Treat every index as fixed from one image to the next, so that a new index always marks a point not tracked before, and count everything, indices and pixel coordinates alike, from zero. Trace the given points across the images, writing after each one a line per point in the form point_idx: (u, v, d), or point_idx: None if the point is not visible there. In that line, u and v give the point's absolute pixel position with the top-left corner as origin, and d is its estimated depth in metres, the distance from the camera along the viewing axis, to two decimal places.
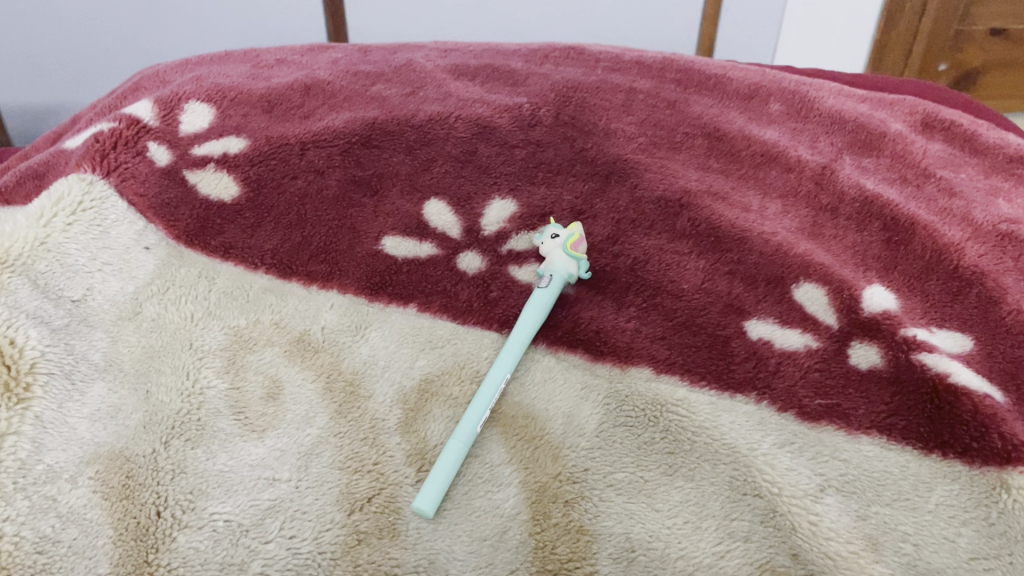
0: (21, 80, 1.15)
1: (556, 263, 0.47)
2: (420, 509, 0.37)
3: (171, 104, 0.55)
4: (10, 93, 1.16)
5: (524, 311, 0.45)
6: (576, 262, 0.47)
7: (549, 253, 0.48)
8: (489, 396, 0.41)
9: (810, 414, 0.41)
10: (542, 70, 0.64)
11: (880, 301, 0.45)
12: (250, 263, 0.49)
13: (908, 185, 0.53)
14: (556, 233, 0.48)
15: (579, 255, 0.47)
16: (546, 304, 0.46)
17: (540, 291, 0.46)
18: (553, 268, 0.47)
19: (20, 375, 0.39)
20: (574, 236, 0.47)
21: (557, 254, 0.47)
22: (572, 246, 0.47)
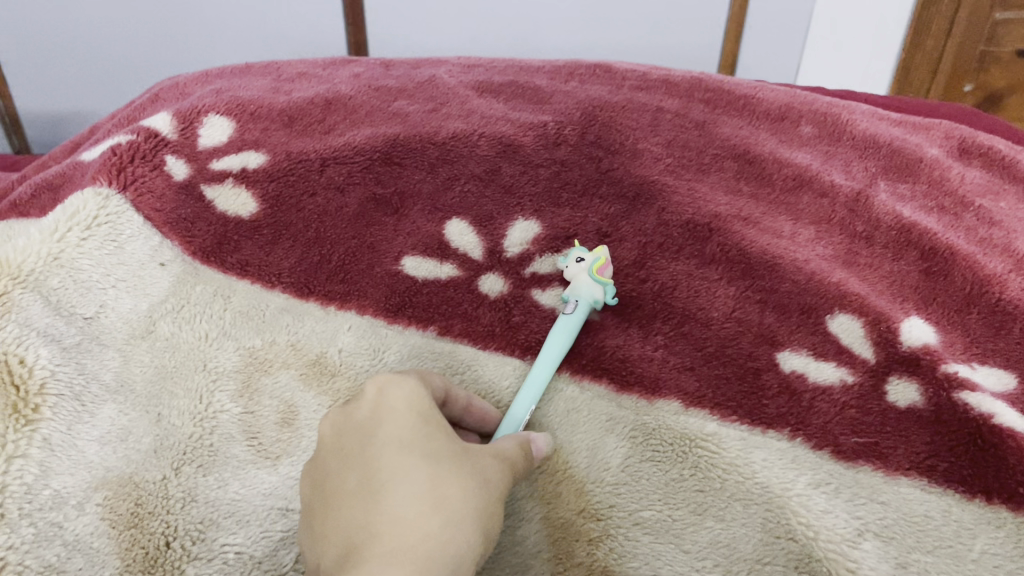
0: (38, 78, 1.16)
1: (581, 290, 0.45)
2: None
3: (189, 117, 0.54)
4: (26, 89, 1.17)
5: (553, 335, 0.44)
6: (602, 287, 0.45)
7: (573, 278, 0.46)
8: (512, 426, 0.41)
9: (845, 453, 0.39)
10: (566, 87, 0.63)
11: (918, 334, 0.43)
12: (267, 281, 0.48)
13: (945, 213, 0.52)
14: (580, 257, 0.46)
15: (605, 279, 0.45)
16: (572, 328, 0.44)
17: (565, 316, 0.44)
18: (577, 295, 0.45)
19: (29, 396, 0.37)
20: (599, 260, 0.46)
21: (582, 280, 0.45)
22: (598, 271, 0.45)
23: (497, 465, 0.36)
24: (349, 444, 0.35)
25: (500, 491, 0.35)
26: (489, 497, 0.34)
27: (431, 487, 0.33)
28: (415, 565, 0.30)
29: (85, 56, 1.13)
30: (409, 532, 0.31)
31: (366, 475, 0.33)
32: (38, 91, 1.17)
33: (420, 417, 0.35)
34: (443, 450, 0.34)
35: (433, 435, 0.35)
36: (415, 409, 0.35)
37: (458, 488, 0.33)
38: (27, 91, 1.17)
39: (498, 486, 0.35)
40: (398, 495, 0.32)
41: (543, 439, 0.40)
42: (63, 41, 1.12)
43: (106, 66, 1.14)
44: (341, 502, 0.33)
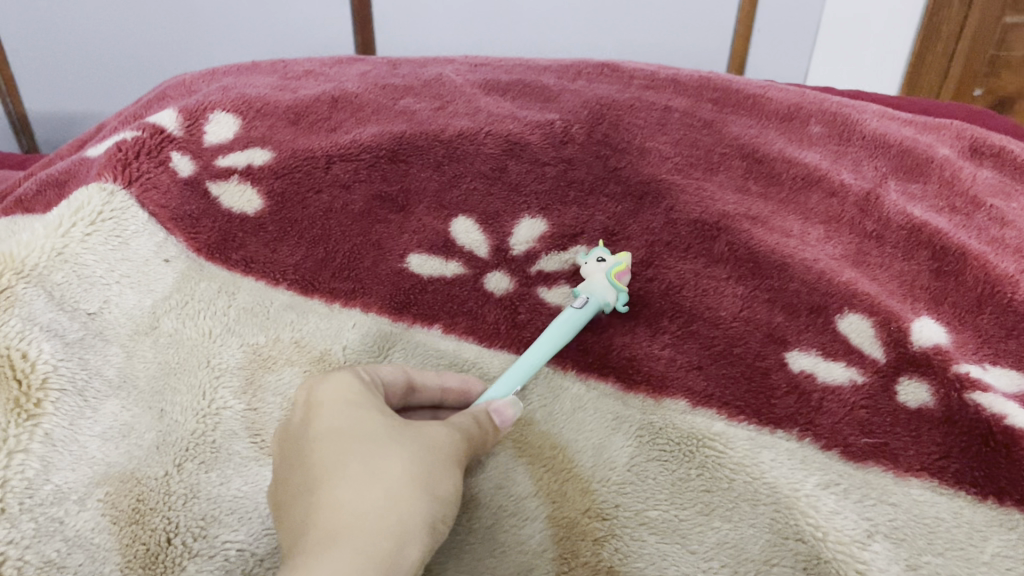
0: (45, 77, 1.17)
1: (599, 293, 0.44)
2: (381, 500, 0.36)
3: (196, 114, 0.53)
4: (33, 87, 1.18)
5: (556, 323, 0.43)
6: (619, 294, 0.45)
7: (590, 275, 0.45)
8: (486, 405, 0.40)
9: (855, 453, 0.39)
10: (574, 86, 0.62)
11: (929, 334, 0.43)
12: (272, 278, 0.47)
13: (956, 214, 0.51)
14: (602, 257, 0.46)
15: (623, 286, 0.45)
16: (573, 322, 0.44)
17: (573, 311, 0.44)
18: (595, 298, 0.44)
19: (31, 390, 0.37)
20: (622, 266, 0.45)
21: (601, 283, 0.44)
22: (617, 274, 0.45)
23: (446, 436, 0.35)
24: (287, 449, 0.35)
25: (451, 458, 0.35)
26: (434, 466, 0.33)
27: (366, 464, 0.32)
28: (353, 540, 0.29)
29: (98, 56, 1.14)
30: (344, 509, 0.30)
31: (303, 471, 0.33)
32: (51, 91, 1.18)
33: (352, 405, 0.35)
34: (380, 428, 0.34)
35: (368, 418, 0.34)
36: (345, 398, 0.35)
37: (396, 460, 0.32)
38: (41, 91, 1.18)
39: (448, 456, 0.35)
40: (334, 476, 0.32)
41: (508, 407, 0.39)
42: (76, 41, 1.13)
43: (117, 67, 1.16)
44: (284, 504, 0.33)
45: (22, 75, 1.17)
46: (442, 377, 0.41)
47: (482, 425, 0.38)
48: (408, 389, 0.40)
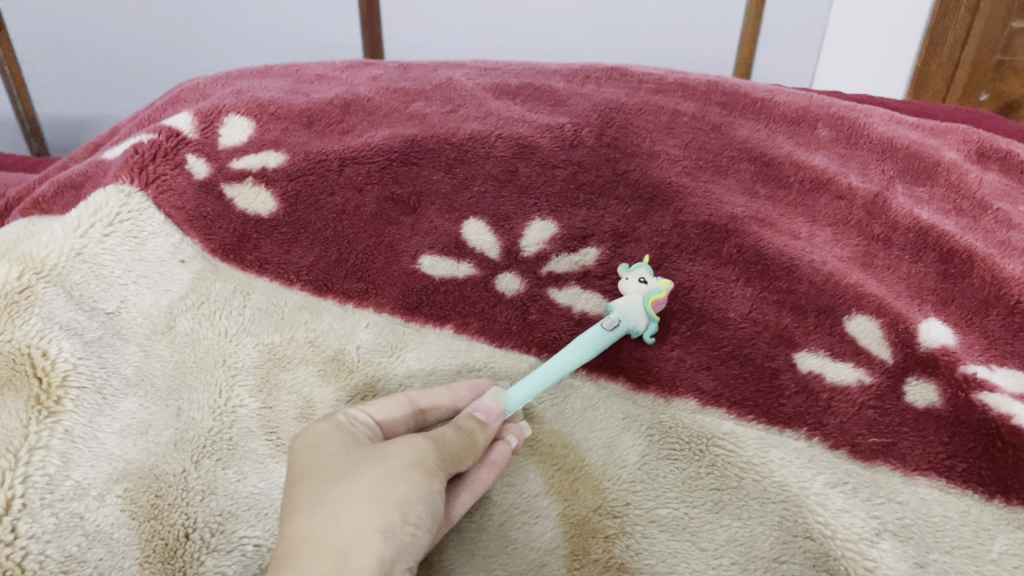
0: (56, 79, 1.20)
1: (631, 312, 0.44)
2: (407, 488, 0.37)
3: (210, 117, 0.54)
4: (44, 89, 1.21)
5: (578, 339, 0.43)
6: (649, 319, 0.44)
7: (628, 293, 0.44)
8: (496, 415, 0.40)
9: (863, 452, 0.40)
10: (583, 90, 0.63)
11: (936, 336, 0.44)
12: (286, 279, 0.48)
13: (963, 217, 0.52)
14: (644, 279, 0.45)
15: (654, 313, 0.44)
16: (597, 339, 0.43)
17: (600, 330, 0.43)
18: (626, 314, 0.44)
19: (51, 388, 0.38)
20: (661, 294, 0.44)
21: (638, 304, 0.44)
22: (654, 302, 0.44)
23: (414, 445, 0.36)
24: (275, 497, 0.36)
25: (417, 465, 0.35)
26: (395, 476, 0.34)
27: (321, 495, 0.33)
28: (299, 561, 0.30)
29: (115, 60, 1.18)
30: (296, 539, 0.31)
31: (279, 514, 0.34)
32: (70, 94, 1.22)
33: (319, 441, 0.36)
34: (342, 459, 0.35)
35: (330, 450, 0.35)
36: (314, 438, 0.36)
37: (352, 484, 0.33)
38: (60, 94, 1.22)
39: (415, 463, 0.35)
40: (295, 512, 0.33)
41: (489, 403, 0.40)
42: (96, 44, 1.17)
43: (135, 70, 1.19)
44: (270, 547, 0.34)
45: (43, 78, 1.21)
46: (451, 391, 0.41)
47: (466, 432, 0.38)
48: (417, 414, 0.40)
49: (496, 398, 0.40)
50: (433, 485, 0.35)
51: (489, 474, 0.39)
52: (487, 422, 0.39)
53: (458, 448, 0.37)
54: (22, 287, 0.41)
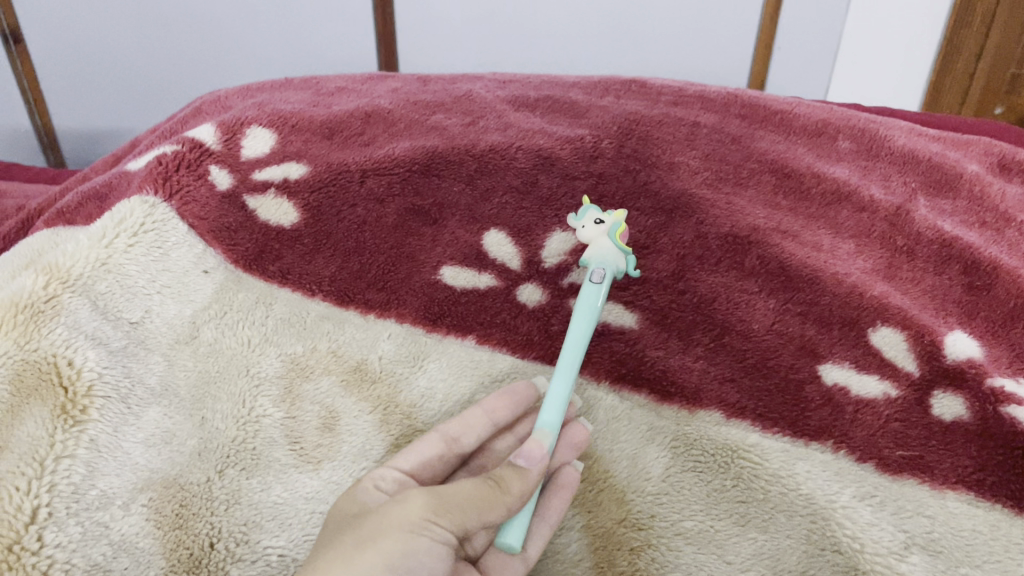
0: (75, 87, 1.24)
1: (608, 250, 0.45)
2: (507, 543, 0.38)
3: (233, 129, 0.54)
4: (63, 98, 1.25)
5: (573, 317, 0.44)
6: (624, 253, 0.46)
7: (593, 240, 0.46)
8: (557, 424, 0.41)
9: (891, 466, 0.40)
10: (603, 102, 0.63)
11: (962, 348, 0.43)
12: (308, 289, 0.48)
13: (986, 229, 0.52)
14: (600, 219, 0.46)
15: (625, 247, 0.46)
16: (597, 298, 0.44)
17: (591, 286, 0.44)
18: (604, 256, 0.45)
19: (77, 397, 0.38)
20: (622, 226, 0.46)
21: (606, 240, 0.45)
22: (619, 237, 0.45)
23: (412, 498, 0.36)
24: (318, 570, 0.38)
25: (410, 518, 0.35)
26: (376, 533, 0.35)
27: (314, 559, 0.34)
28: None
29: (135, 71, 1.21)
30: None
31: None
32: (95, 102, 1.25)
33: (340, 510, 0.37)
34: (343, 524, 0.36)
35: (339, 518, 0.36)
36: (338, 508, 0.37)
37: (340, 546, 0.34)
38: (86, 102, 1.25)
39: (409, 523, 0.35)
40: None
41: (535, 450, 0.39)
42: (118, 56, 1.19)
43: (153, 83, 1.22)
44: None
45: (67, 88, 1.24)
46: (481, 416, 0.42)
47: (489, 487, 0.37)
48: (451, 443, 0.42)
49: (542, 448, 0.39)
50: (425, 541, 0.35)
51: (562, 499, 0.40)
52: (527, 468, 0.38)
53: (470, 501, 0.36)
54: (48, 296, 0.41)
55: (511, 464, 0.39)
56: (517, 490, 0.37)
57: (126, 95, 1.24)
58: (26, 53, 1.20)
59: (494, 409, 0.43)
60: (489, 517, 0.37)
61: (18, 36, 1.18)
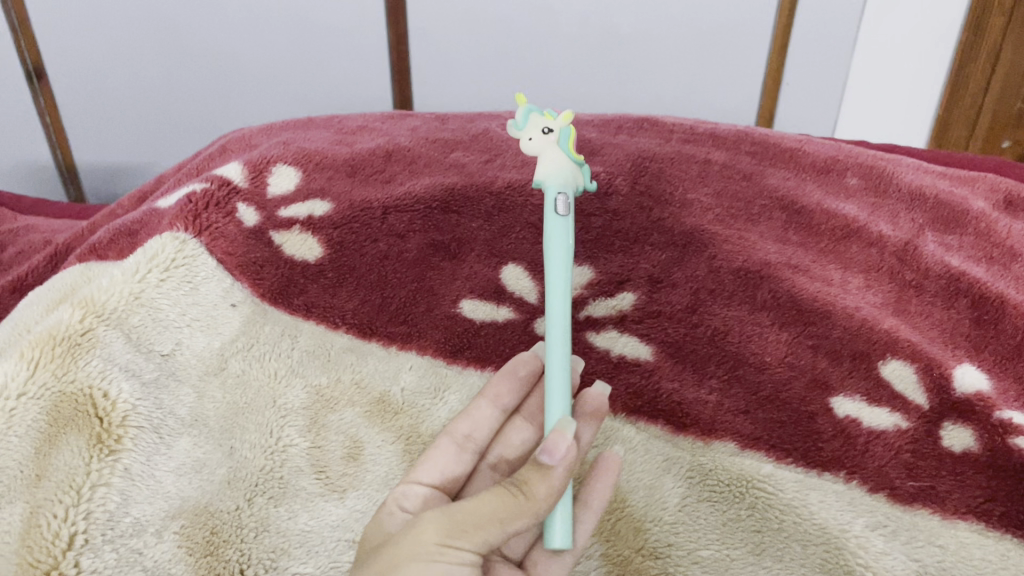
0: (97, 125, 1.27)
1: (564, 162, 0.45)
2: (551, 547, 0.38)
3: (260, 167, 0.56)
4: (86, 134, 1.28)
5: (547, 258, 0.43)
6: (574, 162, 0.46)
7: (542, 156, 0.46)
8: (568, 385, 0.41)
9: (902, 496, 0.41)
10: (616, 140, 0.65)
11: (971, 381, 0.44)
12: (332, 322, 0.50)
13: (993, 264, 0.53)
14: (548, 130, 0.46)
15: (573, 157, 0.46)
16: (565, 229, 0.43)
17: (557, 217, 0.43)
18: (562, 170, 0.45)
19: (112, 427, 0.40)
20: (571, 133, 0.46)
21: (558, 151, 0.46)
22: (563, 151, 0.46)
23: (424, 524, 0.35)
24: None
25: (427, 544, 0.35)
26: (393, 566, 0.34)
27: None
28: None
29: (157, 109, 1.24)
30: None
31: None
32: (117, 138, 1.28)
33: (365, 555, 0.37)
34: (365, 567, 0.35)
35: (363, 563, 0.36)
36: (363, 551, 0.37)
37: None
38: (109, 138, 1.28)
39: (424, 549, 0.34)
40: None
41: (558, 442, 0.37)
42: (140, 93, 1.23)
43: (174, 119, 1.25)
44: None
45: (90, 124, 1.27)
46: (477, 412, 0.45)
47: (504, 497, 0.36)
48: (460, 442, 0.45)
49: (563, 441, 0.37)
50: (445, 566, 0.34)
51: (604, 484, 0.41)
52: (550, 464, 0.37)
53: (487, 516, 0.35)
54: (84, 329, 0.43)
55: (535, 462, 0.37)
56: (543, 496, 0.36)
57: (148, 131, 1.27)
58: (50, 91, 1.23)
59: (495, 398, 0.46)
60: (515, 527, 0.36)
61: (41, 73, 1.21)
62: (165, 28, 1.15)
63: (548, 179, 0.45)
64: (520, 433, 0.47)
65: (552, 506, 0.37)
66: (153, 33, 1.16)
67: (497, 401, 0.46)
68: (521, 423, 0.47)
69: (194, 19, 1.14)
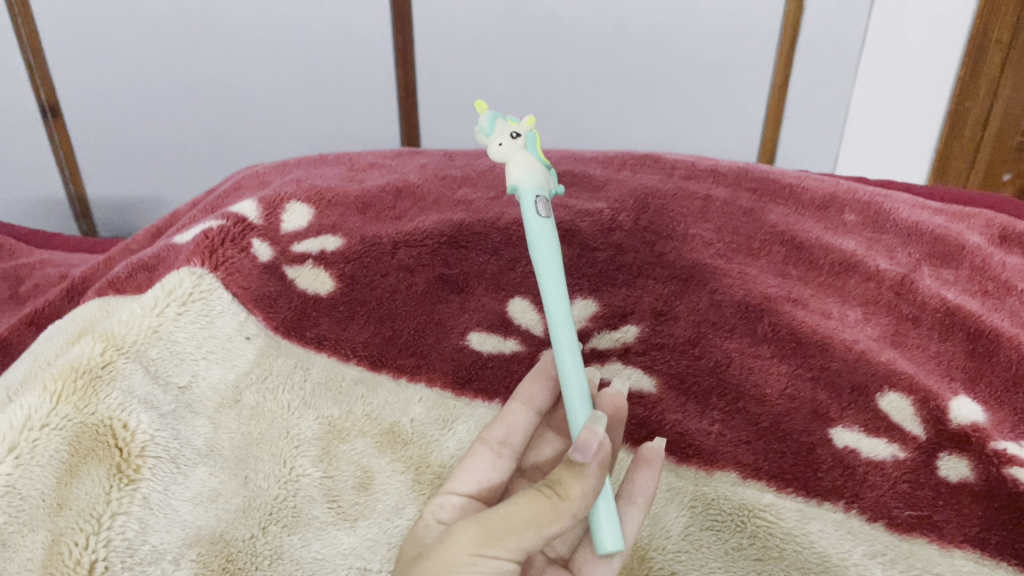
0: (110, 160, 1.29)
1: (537, 167, 0.43)
2: (605, 549, 0.39)
3: (274, 204, 0.58)
4: (99, 169, 1.31)
5: (536, 264, 0.42)
6: (544, 166, 0.44)
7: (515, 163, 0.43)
8: (585, 390, 0.42)
9: (900, 525, 0.42)
10: (620, 176, 0.66)
11: (967, 413, 0.45)
12: (343, 354, 0.51)
13: (988, 297, 0.54)
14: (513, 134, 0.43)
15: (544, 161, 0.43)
16: (547, 231, 0.42)
17: (538, 221, 0.42)
18: (536, 176, 0.43)
19: (131, 457, 0.41)
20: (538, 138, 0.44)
21: (529, 156, 0.43)
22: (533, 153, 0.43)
23: (458, 534, 0.37)
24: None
25: (462, 554, 0.36)
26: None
27: None
28: None
29: (169, 144, 1.27)
30: None
31: None
32: (129, 172, 1.31)
33: (409, 559, 0.39)
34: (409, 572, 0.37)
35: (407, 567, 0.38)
36: (408, 555, 0.39)
37: None
38: (121, 173, 1.31)
39: (459, 560, 0.36)
40: None
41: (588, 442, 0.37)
42: (153, 129, 1.25)
43: (187, 154, 1.28)
44: None
45: (103, 159, 1.29)
46: (512, 419, 0.47)
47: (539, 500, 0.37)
48: (497, 449, 0.46)
49: (594, 441, 0.37)
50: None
51: (647, 476, 0.43)
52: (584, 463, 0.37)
53: (520, 522, 0.36)
54: (104, 362, 0.44)
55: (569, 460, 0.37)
56: (577, 495, 0.37)
57: (161, 166, 1.30)
58: (65, 126, 1.25)
59: (527, 405, 0.47)
60: (551, 530, 0.36)
61: (56, 109, 1.23)
62: (179, 66, 1.18)
63: (525, 183, 0.42)
64: (547, 444, 0.50)
65: (591, 503, 0.37)
66: (167, 70, 1.19)
67: (530, 405, 0.47)
68: (549, 435, 0.50)
69: (208, 56, 1.17)
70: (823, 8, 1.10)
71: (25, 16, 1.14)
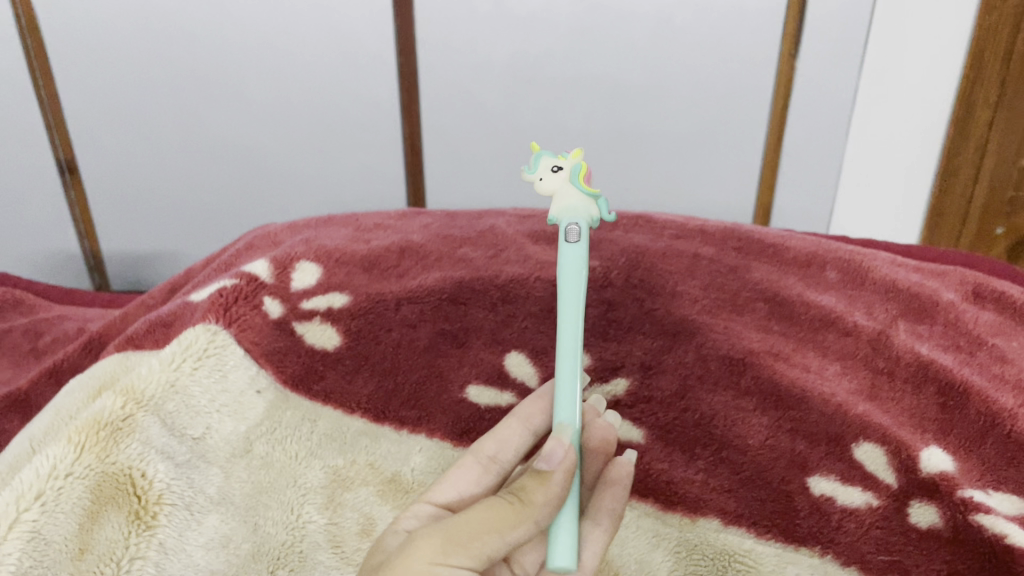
0: (124, 216, 1.34)
1: (578, 200, 0.48)
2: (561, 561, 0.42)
3: (284, 263, 0.61)
4: (113, 225, 1.35)
5: (562, 284, 0.47)
6: (590, 197, 0.49)
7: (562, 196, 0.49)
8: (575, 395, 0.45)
9: (873, 569, 0.45)
10: (612, 235, 0.70)
11: (936, 462, 0.47)
12: (349, 407, 0.54)
13: (960, 352, 0.57)
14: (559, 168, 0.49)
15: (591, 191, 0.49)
16: (576, 260, 0.47)
17: (570, 248, 0.47)
18: (576, 207, 0.48)
19: (149, 504, 0.44)
20: (582, 170, 0.49)
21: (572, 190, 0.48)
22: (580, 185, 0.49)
23: (418, 543, 0.38)
24: None
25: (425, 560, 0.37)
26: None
27: None
28: None
29: (183, 201, 1.31)
30: None
31: None
32: (143, 228, 1.35)
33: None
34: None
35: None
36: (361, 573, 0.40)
37: None
38: (134, 229, 1.35)
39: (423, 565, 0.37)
40: None
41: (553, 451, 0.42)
42: (167, 187, 1.30)
43: (198, 210, 1.32)
44: None
45: (118, 215, 1.34)
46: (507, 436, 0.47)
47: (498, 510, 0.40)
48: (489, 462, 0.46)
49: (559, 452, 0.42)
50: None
51: (616, 493, 0.47)
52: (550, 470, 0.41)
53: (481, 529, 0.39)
54: (125, 415, 0.47)
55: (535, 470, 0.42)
56: (539, 500, 0.41)
57: (173, 222, 1.34)
58: (81, 184, 1.30)
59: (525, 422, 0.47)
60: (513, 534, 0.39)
61: (74, 166, 1.28)
62: (194, 126, 1.23)
63: (565, 216, 0.48)
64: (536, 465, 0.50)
65: (551, 511, 0.41)
66: (182, 130, 1.24)
67: (525, 423, 0.47)
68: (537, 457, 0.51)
69: (221, 117, 1.22)
70: (811, 69, 1.15)
71: (47, 81, 1.20)
